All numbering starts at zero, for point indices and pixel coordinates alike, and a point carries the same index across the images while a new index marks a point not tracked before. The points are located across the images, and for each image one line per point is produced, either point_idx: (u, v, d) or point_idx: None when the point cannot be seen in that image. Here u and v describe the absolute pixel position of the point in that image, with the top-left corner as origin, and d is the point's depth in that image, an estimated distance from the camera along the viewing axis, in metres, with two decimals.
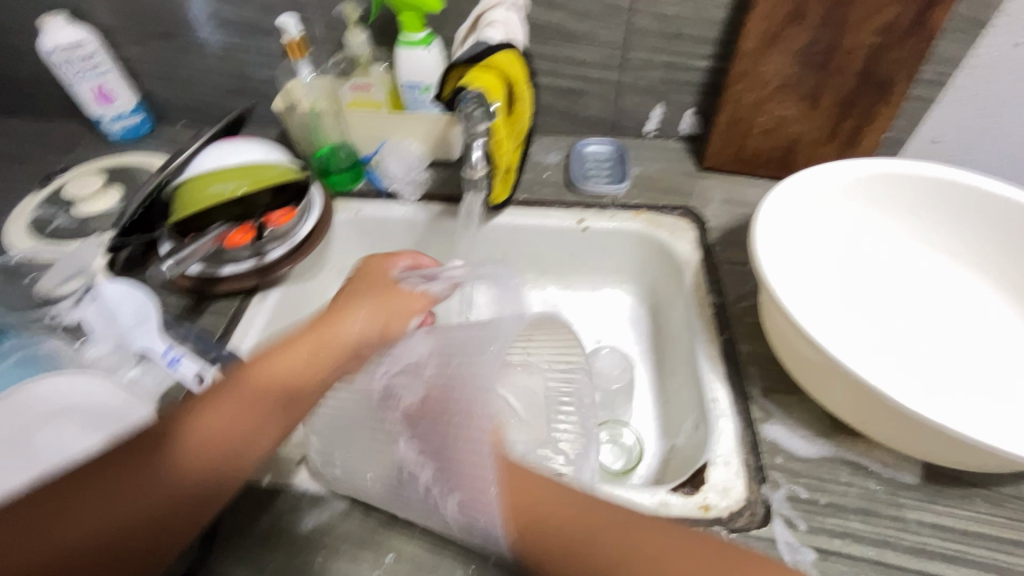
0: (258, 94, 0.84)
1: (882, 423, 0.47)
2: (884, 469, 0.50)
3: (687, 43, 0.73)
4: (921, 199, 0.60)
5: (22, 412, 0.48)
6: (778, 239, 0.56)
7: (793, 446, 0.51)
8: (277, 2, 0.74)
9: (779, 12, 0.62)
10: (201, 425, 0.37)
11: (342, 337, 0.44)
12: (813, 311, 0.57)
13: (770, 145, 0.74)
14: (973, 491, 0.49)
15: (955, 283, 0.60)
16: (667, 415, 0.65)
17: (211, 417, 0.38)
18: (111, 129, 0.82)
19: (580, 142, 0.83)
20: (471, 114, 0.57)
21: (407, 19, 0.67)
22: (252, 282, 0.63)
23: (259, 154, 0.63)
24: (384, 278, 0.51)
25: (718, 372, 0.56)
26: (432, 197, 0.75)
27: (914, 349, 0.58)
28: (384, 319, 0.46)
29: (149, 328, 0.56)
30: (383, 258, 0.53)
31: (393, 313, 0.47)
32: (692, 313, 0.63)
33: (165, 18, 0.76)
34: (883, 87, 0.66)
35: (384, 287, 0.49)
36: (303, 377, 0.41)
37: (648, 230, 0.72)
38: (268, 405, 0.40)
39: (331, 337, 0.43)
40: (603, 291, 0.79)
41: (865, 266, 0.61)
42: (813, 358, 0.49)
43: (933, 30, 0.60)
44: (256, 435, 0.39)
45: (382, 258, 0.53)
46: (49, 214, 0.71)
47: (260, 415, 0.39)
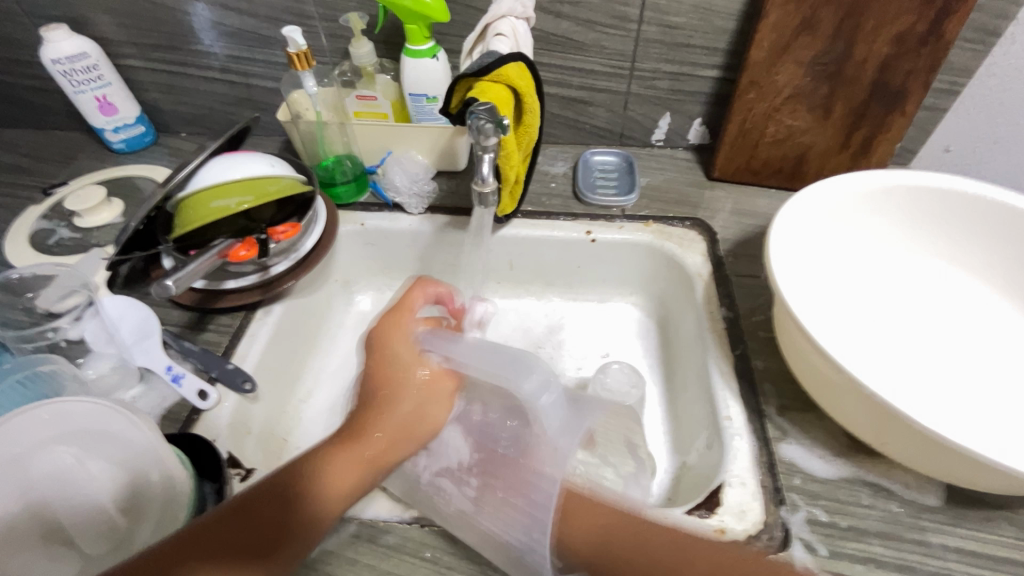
0: (262, 105, 0.83)
1: (905, 445, 0.45)
2: (905, 491, 0.48)
3: (695, 53, 0.72)
4: (941, 212, 0.58)
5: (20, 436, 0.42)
6: (792, 253, 0.55)
7: (811, 467, 0.50)
8: (282, 13, 0.73)
9: (790, 22, 0.61)
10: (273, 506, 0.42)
11: (386, 435, 0.48)
12: (828, 327, 0.55)
13: (780, 155, 0.73)
14: (998, 514, 0.47)
15: (974, 298, 0.59)
16: (678, 431, 0.64)
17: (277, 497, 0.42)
18: (113, 141, 0.82)
19: (587, 152, 0.82)
20: (481, 128, 0.55)
21: (412, 30, 0.66)
22: (255, 297, 0.63)
23: (264, 168, 0.62)
24: (403, 350, 0.53)
25: (731, 388, 0.55)
26: (438, 208, 0.74)
27: (934, 366, 0.56)
28: (425, 407, 0.49)
29: (149, 345, 0.55)
30: (404, 316, 0.55)
31: (430, 400, 0.50)
32: (704, 326, 0.61)
33: (169, 29, 0.76)
34: (896, 98, 0.65)
35: (410, 364, 0.52)
36: (352, 476, 0.45)
37: (657, 242, 0.70)
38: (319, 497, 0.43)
39: (372, 438, 0.47)
40: (611, 303, 0.78)
41: (881, 280, 0.60)
42: (836, 379, 0.47)
43: (947, 40, 0.59)
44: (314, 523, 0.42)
45: (403, 317, 0.55)
46: (50, 227, 0.70)
47: (359, 461, 0.46)
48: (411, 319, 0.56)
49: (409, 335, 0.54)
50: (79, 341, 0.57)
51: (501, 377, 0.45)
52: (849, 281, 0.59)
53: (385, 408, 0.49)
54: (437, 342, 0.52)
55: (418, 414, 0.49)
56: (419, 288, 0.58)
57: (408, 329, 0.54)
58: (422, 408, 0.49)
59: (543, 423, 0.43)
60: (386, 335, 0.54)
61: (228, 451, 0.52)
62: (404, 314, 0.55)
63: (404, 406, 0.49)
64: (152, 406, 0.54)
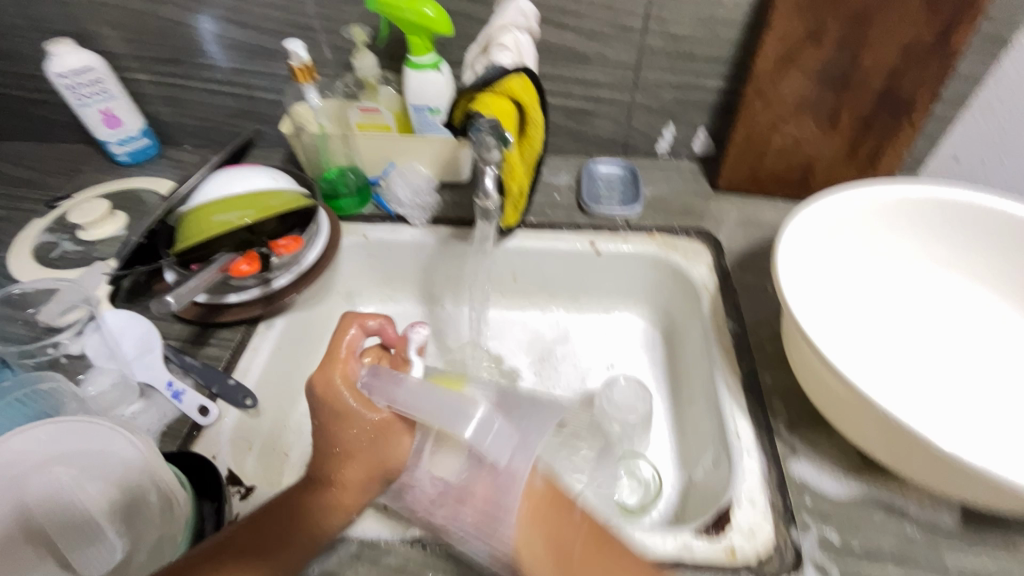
0: (265, 117, 0.83)
1: (920, 464, 0.44)
2: (920, 511, 0.47)
3: (699, 63, 0.72)
4: (950, 223, 0.58)
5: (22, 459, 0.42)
6: (799, 266, 0.54)
7: (822, 486, 0.49)
8: (285, 26, 0.73)
9: (796, 33, 0.61)
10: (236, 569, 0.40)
11: (351, 482, 0.43)
12: (836, 342, 0.54)
13: (786, 165, 0.72)
14: (1017, 536, 0.46)
15: (986, 310, 0.58)
16: (685, 447, 0.63)
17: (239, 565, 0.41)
18: (117, 153, 0.82)
19: (591, 163, 0.81)
20: (484, 142, 0.55)
21: (415, 42, 0.65)
22: (257, 311, 0.62)
23: (266, 182, 0.62)
24: (343, 404, 0.41)
25: (740, 404, 0.54)
26: (441, 220, 0.74)
27: (946, 383, 0.55)
28: (380, 453, 0.42)
29: (152, 360, 0.55)
30: (337, 359, 0.43)
31: (385, 445, 0.42)
32: (711, 340, 0.60)
33: (174, 43, 0.76)
34: (904, 108, 0.64)
35: (356, 416, 0.41)
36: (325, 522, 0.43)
37: (662, 253, 0.70)
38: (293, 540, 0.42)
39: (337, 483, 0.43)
40: (616, 315, 0.77)
41: (890, 293, 0.59)
42: (847, 397, 0.46)
43: (956, 50, 0.59)
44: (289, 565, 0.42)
45: (336, 360, 0.43)
46: (53, 240, 0.70)
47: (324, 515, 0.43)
48: (350, 361, 0.43)
49: (350, 382, 0.42)
50: (80, 356, 0.56)
51: (443, 423, 0.39)
52: (858, 294, 0.59)
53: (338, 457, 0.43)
54: (383, 386, 0.42)
55: (377, 460, 0.43)
56: (350, 322, 0.44)
57: (350, 374, 0.43)
58: (381, 455, 0.42)
59: (490, 460, 0.39)
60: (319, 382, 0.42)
61: (228, 468, 0.51)
62: (344, 358, 0.43)
63: (361, 455, 0.42)
64: (151, 423, 0.53)
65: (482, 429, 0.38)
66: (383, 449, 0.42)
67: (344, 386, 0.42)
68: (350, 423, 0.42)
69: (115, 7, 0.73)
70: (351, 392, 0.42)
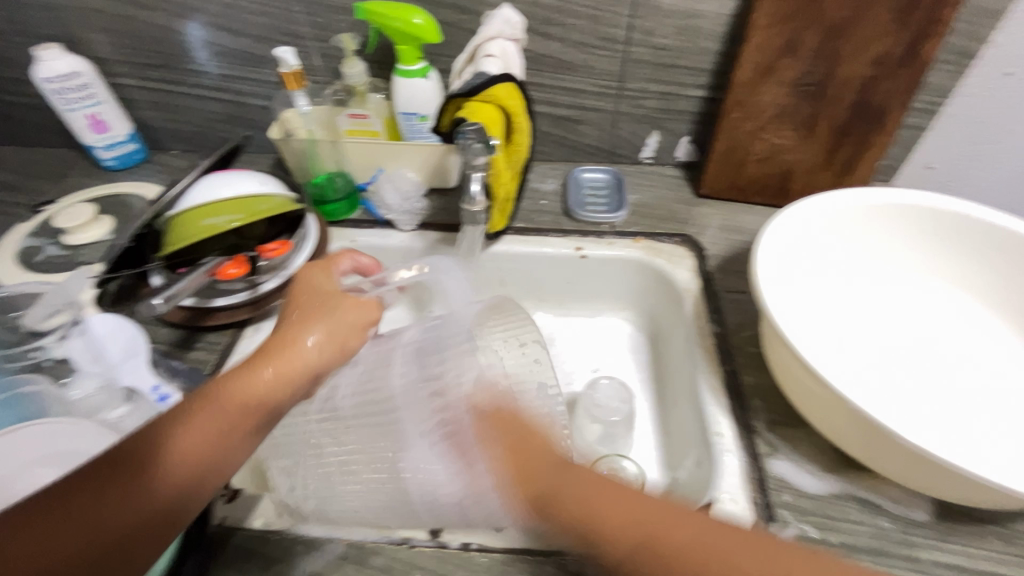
0: (254, 123, 0.84)
1: (893, 460, 0.45)
2: (894, 506, 0.49)
3: (681, 73, 0.74)
4: (923, 227, 0.60)
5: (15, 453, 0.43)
6: (777, 269, 0.55)
7: (801, 482, 0.50)
8: (275, 34, 0.74)
9: (773, 44, 0.63)
10: (187, 440, 0.38)
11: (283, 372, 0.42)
12: (813, 343, 0.56)
13: (765, 173, 0.74)
14: (986, 529, 0.48)
15: (958, 311, 0.60)
16: (669, 447, 0.64)
17: (191, 433, 0.38)
18: (104, 158, 0.82)
19: (577, 169, 0.83)
20: (470, 147, 0.56)
21: (403, 51, 0.67)
22: (245, 315, 0.62)
23: (254, 185, 0.62)
24: (329, 285, 0.49)
25: (721, 404, 0.55)
26: (429, 225, 0.74)
27: (919, 382, 0.57)
28: (342, 336, 0.44)
29: (138, 364, 0.55)
30: (322, 266, 0.51)
31: (348, 331, 0.45)
32: (693, 342, 0.62)
33: (163, 50, 0.77)
34: (877, 117, 0.66)
35: (325, 296, 0.47)
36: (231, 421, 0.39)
37: (646, 257, 0.71)
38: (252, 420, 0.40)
39: (297, 351, 0.42)
40: (601, 319, 0.78)
41: (864, 296, 0.61)
42: (821, 393, 0.48)
43: (924, 62, 0.61)
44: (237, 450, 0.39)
45: (321, 267, 0.51)
46: (37, 244, 0.69)
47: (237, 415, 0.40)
48: (331, 270, 0.52)
49: (332, 275, 0.51)
50: (65, 361, 0.56)
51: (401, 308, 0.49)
52: (835, 296, 0.60)
53: (303, 329, 0.44)
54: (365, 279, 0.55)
55: (327, 349, 0.44)
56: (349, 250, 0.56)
57: (330, 274, 0.51)
58: (336, 340, 0.44)
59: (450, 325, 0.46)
60: (315, 271, 0.51)
61: None
62: (329, 262, 0.53)
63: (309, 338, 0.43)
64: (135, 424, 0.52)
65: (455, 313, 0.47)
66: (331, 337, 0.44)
67: (323, 277, 0.50)
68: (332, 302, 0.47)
69: (103, 13, 0.73)
70: (325, 276, 0.50)
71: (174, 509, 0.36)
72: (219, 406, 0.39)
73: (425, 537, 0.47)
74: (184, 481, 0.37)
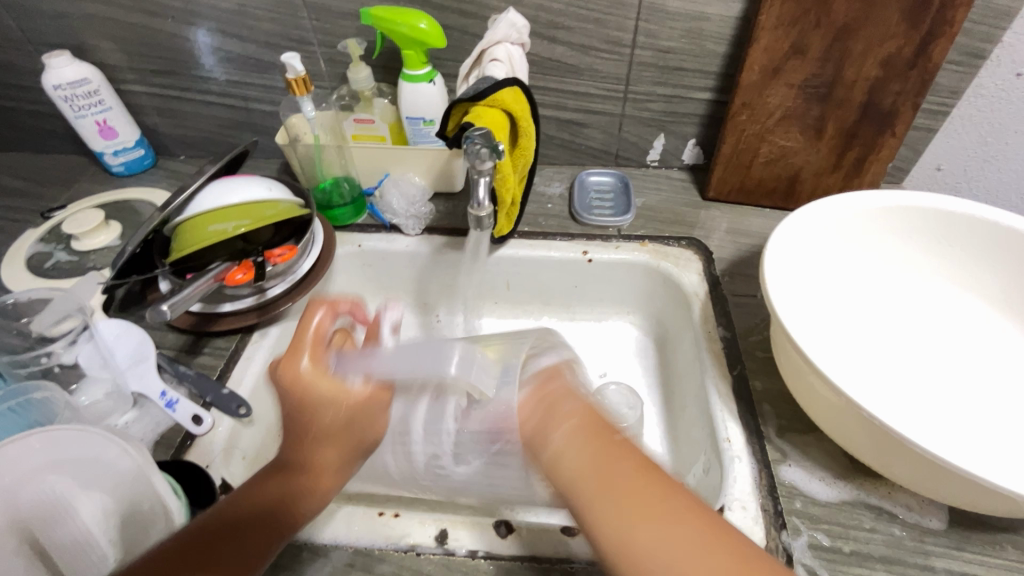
0: (261, 128, 0.84)
1: (908, 466, 0.45)
2: (908, 514, 0.48)
3: (687, 76, 0.73)
4: (935, 230, 0.59)
5: (24, 459, 0.43)
6: (786, 272, 0.55)
7: (812, 489, 0.50)
8: (282, 40, 0.74)
9: (780, 46, 0.63)
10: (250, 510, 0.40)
11: (326, 465, 0.44)
12: (824, 348, 0.55)
13: (773, 176, 0.74)
14: (1003, 538, 0.47)
15: (970, 315, 0.59)
16: (677, 453, 0.63)
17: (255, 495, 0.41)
18: (112, 163, 0.82)
19: (583, 173, 0.82)
20: (477, 152, 0.55)
21: (409, 55, 0.67)
22: (251, 319, 0.62)
23: (261, 191, 0.62)
24: (325, 384, 0.46)
25: (730, 409, 0.55)
26: (435, 229, 0.74)
27: (931, 387, 0.56)
28: (371, 419, 0.47)
29: (145, 369, 0.55)
30: (300, 359, 0.46)
31: (373, 415, 0.47)
32: (702, 346, 0.61)
33: (171, 56, 0.77)
34: (886, 119, 0.66)
35: (331, 395, 0.45)
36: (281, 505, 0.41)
37: (653, 261, 0.71)
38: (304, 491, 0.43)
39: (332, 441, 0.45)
40: (608, 323, 0.78)
41: (874, 299, 0.61)
42: (832, 399, 0.47)
43: (934, 63, 0.61)
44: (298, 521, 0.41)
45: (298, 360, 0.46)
46: (46, 250, 0.70)
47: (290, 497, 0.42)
48: (320, 349, 0.47)
49: (323, 364, 0.47)
50: (73, 366, 0.56)
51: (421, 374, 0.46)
52: (845, 301, 0.60)
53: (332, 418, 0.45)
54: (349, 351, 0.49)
55: (355, 438, 0.46)
56: (316, 307, 0.48)
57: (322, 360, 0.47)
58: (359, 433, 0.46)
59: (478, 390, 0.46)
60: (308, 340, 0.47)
61: (221, 477, 0.52)
62: (311, 342, 0.47)
63: (339, 434, 0.45)
64: (145, 432, 0.53)
65: (462, 367, 0.46)
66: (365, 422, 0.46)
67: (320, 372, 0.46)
68: (341, 401, 0.45)
69: (111, 20, 0.74)
70: (318, 370, 0.46)
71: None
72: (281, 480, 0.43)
73: (431, 544, 0.46)
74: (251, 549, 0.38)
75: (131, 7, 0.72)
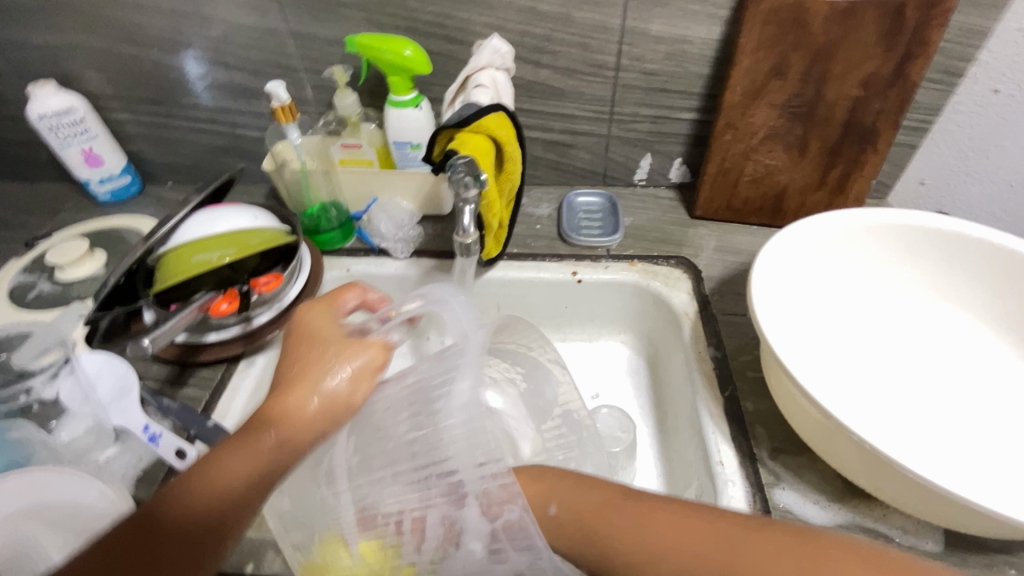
0: (248, 154, 0.84)
1: (902, 490, 0.44)
2: (904, 537, 0.47)
3: (671, 97, 0.74)
4: (920, 249, 0.59)
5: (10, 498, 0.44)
6: (773, 293, 0.55)
7: (806, 513, 0.49)
8: (269, 68, 0.75)
9: (762, 67, 0.64)
10: (215, 472, 0.39)
11: (302, 417, 0.42)
12: (813, 370, 0.55)
13: (759, 194, 0.74)
14: (1000, 559, 0.46)
15: (961, 333, 0.59)
16: (671, 476, 0.63)
17: (229, 463, 0.39)
18: (99, 191, 0.82)
19: (571, 193, 0.83)
20: (460, 180, 0.56)
21: (394, 82, 0.67)
22: (237, 349, 0.62)
23: (248, 219, 0.62)
24: (334, 330, 0.47)
25: (722, 431, 0.54)
26: (424, 252, 0.74)
27: (923, 408, 0.56)
28: (355, 380, 0.44)
29: (127, 403, 0.53)
30: (325, 305, 0.50)
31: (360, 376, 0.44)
32: (692, 367, 0.61)
33: (157, 84, 0.77)
34: (868, 137, 0.67)
35: (329, 347, 0.45)
36: (246, 466, 0.39)
37: (643, 281, 0.71)
38: (271, 460, 0.40)
39: (317, 383, 0.43)
40: (600, 343, 0.77)
41: (864, 316, 0.61)
42: (824, 423, 0.46)
43: (913, 82, 0.62)
44: (255, 487, 0.39)
45: (325, 305, 0.50)
46: (30, 280, 0.69)
47: (260, 460, 0.40)
48: (337, 310, 0.50)
49: (334, 316, 0.49)
50: (52, 402, 0.56)
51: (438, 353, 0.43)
52: (835, 319, 0.60)
53: (313, 375, 0.43)
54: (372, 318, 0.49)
55: (334, 394, 0.43)
56: (354, 289, 0.52)
57: (334, 316, 0.49)
58: (348, 387, 0.43)
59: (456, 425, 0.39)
60: (312, 310, 0.49)
61: None
62: (333, 303, 0.50)
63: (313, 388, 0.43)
64: (126, 468, 0.51)
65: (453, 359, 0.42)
66: (347, 378, 0.44)
67: (328, 321, 0.48)
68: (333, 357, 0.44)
69: (97, 50, 0.74)
70: (329, 323, 0.48)
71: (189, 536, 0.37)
72: (251, 442, 0.40)
73: None
74: (205, 511, 0.37)
75: (117, 37, 0.73)
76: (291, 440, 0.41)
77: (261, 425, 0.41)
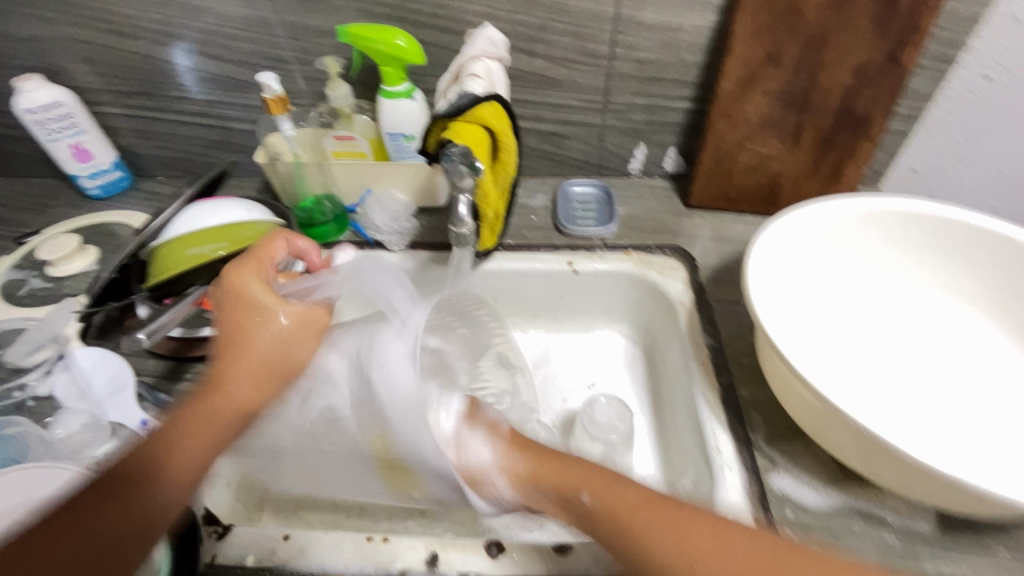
0: (239, 147, 0.83)
1: (897, 474, 0.44)
2: (898, 518, 0.48)
3: (665, 86, 0.74)
4: (912, 236, 0.60)
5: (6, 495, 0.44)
6: (768, 281, 0.55)
7: (802, 497, 0.50)
8: (259, 59, 0.74)
9: (755, 55, 0.63)
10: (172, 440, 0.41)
11: (249, 383, 0.44)
12: (808, 357, 0.55)
13: (753, 182, 0.74)
14: (990, 538, 0.47)
15: (954, 319, 0.59)
16: (667, 462, 0.63)
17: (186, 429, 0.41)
18: (88, 187, 0.81)
19: (566, 183, 0.83)
20: (455, 170, 0.56)
21: (387, 72, 0.66)
22: None
23: (241, 212, 0.62)
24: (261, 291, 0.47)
25: (719, 417, 0.55)
26: (419, 244, 0.74)
27: (916, 395, 0.57)
28: (301, 342, 0.45)
29: (124, 398, 0.54)
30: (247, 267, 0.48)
31: (304, 339, 0.46)
32: (688, 355, 0.61)
33: (146, 77, 0.76)
34: (861, 124, 0.67)
35: (264, 307, 0.45)
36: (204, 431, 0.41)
37: (638, 270, 0.71)
38: (228, 423, 0.43)
39: (257, 350, 0.44)
40: (596, 333, 0.78)
41: (858, 304, 0.61)
42: (819, 409, 0.47)
43: (905, 69, 0.62)
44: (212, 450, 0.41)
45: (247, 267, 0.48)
46: (19, 276, 0.68)
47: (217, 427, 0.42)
48: (266, 266, 0.49)
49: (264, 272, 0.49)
50: (47, 398, 0.55)
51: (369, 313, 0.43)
52: (829, 306, 0.60)
53: (251, 338, 0.45)
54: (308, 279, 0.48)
55: (280, 358, 0.45)
56: (282, 237, 0.51)
57: (262, 274, 0.49)
58: (293, 351, 0.45)
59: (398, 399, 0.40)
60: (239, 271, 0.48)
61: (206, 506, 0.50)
62: (261, 261, 0.49)
63: (257, 353, 0.44)
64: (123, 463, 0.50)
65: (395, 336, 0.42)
66: (292, 340, 0.45)
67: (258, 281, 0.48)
68: (270, 324, 0.45)
69: (83, 42, 0.73)
70: (259, 281, 0.47)
71: (159, 510, 0.39)
72: (203, 411, 0.42)
73: (421, 567, 0.46)
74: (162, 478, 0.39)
75: (104, 29, 0.71)
76: (242, 405, 0.43)
77: (213, 393, 0.43)
